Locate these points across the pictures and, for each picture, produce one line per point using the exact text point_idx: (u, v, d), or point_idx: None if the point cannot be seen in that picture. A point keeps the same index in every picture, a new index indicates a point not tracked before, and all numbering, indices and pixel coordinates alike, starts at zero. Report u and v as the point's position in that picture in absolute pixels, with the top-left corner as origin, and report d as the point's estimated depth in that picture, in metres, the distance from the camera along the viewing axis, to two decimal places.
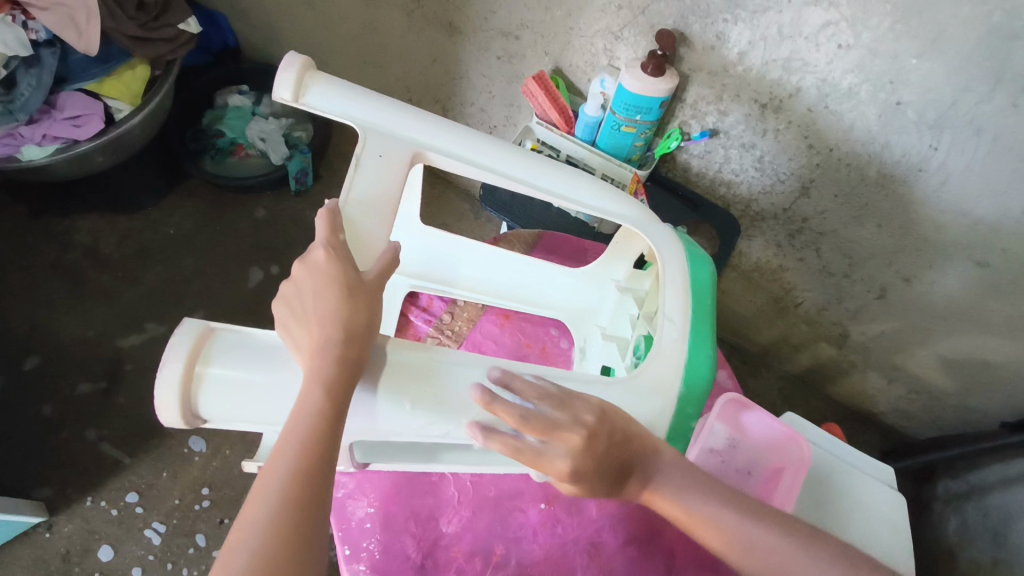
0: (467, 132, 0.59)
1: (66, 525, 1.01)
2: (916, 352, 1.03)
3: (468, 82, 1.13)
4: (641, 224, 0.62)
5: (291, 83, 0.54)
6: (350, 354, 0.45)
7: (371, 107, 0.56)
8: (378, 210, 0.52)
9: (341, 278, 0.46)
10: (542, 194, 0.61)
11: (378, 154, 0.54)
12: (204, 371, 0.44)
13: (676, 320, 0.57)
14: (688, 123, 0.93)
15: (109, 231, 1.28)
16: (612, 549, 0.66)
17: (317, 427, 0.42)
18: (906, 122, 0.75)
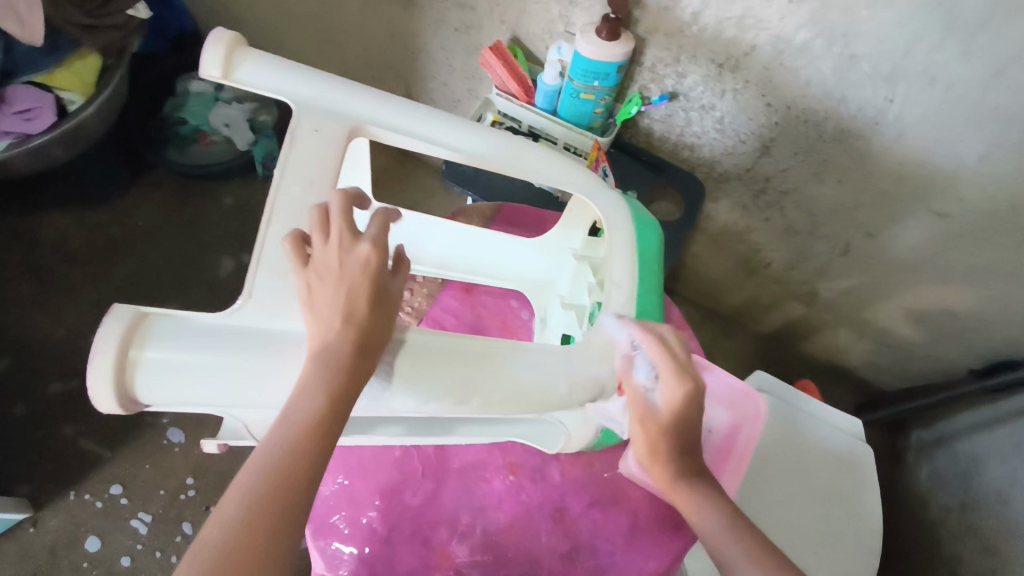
0: (412, 104, 0.58)
1: (52, 519, 1.02)
2: (883, 306, 1.05)
3: (428, 56, 1.11)
4: (588, 191, 0.63)
5: (218, 59, 0.52)
6: (361, 363, 0.44)
7: (307, 82, 0.55)
8: (316, 187, 0.51)
9: (376, 280, 0.45)
10: (490, 165, 0.61)
11: (314, 129, 0.53)
12: (139, 356, 0.42)
13: (624, 286, 0.59)
14: (648, 87, 0.92)
15: (77, 225, 1.26)
16: (576, 514, 0.66)
17: (312, 429, 0.42)
18: (861, 75, 0.74)
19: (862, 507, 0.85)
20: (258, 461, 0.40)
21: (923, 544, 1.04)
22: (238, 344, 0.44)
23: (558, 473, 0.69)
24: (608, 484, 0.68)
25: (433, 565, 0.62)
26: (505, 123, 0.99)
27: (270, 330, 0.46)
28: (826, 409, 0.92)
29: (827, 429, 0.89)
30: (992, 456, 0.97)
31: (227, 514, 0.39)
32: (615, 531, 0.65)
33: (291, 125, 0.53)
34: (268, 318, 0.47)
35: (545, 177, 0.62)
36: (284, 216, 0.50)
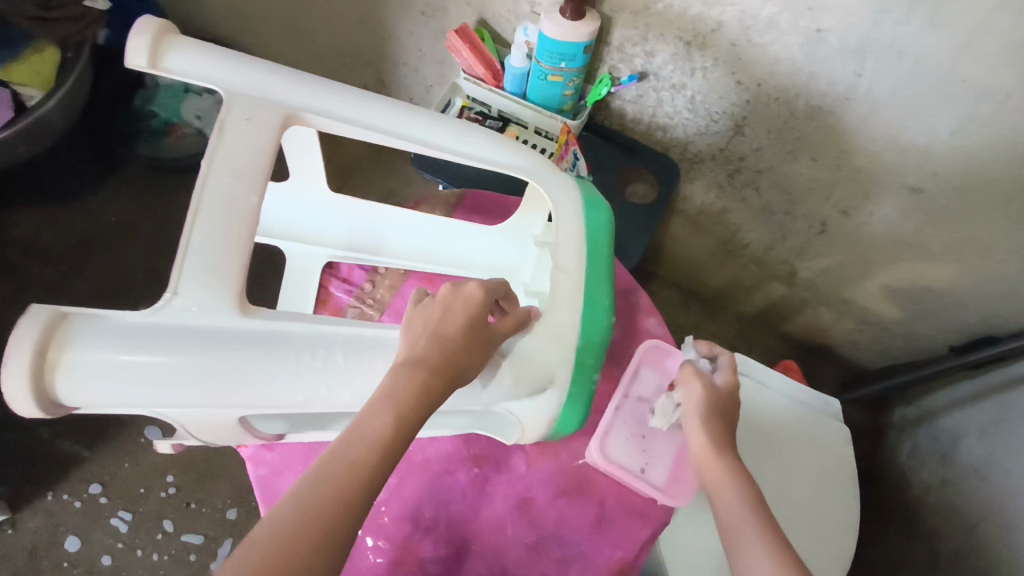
0: (352, 90, 0.57)
1: (32, 520, 1.01)
2: (863, 284, 1.04)
3: (396, 41, 1.09)
4: (537, 174, 0.63)
5: (144, 48, 0.51)
6: (439, 387, 0.47)
7: (238, 69, 0.53)
8: (247, 177, 0.49)
9: (475, 316, 0.51)
10: (437, 150, 0.59)
11: (244, 117, 0.51)
12: (60, 358, 0.41)
13: (569, 271, 0.62)
14: (617, 68, 0.90)
15: (49, 224, 1.23)
16: (543, 503, 0.66)
17: (378, 449, 0.44)
18: (828, 49, 0.73)
19: (839, 490, 0.86)
20: (334, 456, 0.43)
21: (907, 522, 1.04)
22: (163, 341, 0.43)
23: (523, 464, 0.68)
24: (576, 473, 0.68)
25: (395, 561, 0.62)
26: (474, 109, 0.97)
27: (198, 327, 0.45)
28: (805, 391, 0.91)
29: (805, 412, 0.89)
30: (970, 432, 0.97)
31: (291, 508, 0.41)
32: (582, 520, 0.65)
33: (220, 114, 0.51)
34: (196, 315, 0.45)
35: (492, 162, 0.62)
36: (213, 208, 0.47)
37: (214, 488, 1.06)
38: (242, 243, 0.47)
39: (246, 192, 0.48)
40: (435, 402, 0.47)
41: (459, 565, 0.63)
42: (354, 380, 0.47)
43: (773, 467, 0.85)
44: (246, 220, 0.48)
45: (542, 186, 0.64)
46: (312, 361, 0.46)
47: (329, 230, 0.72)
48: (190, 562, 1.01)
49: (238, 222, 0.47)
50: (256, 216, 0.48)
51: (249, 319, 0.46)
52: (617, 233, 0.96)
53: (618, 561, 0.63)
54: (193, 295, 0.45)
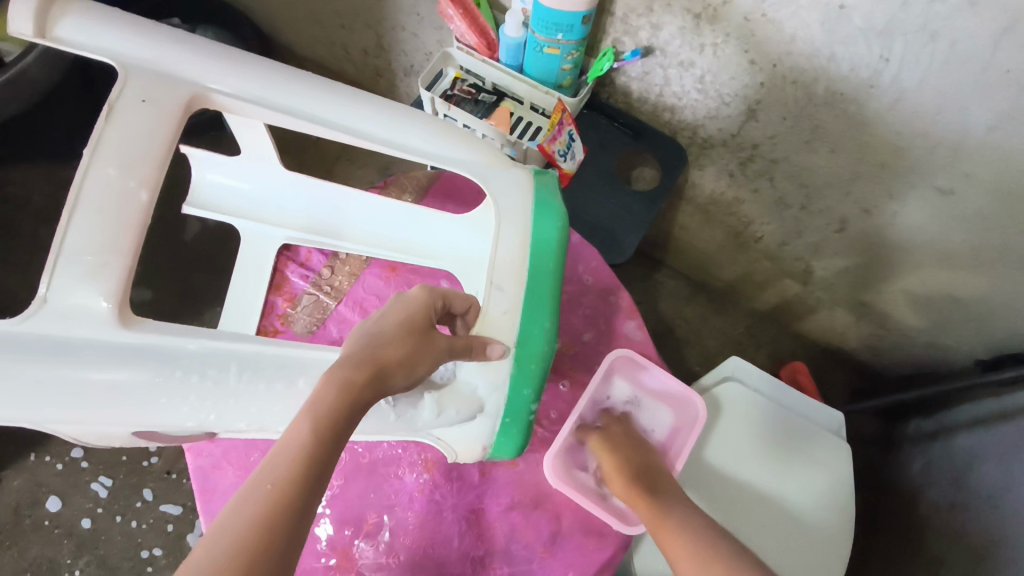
0: (266, 68, 0.57)
1: (16, 479, 1.02)
2: (884, 289, 0.95)
3: (394, 4, 1.02)
4: (477, 171, 0.62)
5: (29, 15, 0.51)
6: (361, 381, 0.46)
7: (138, 44, 0.54)
8: (138, 164, 0.49)
9: (417, 317, 0.52)
10: (360, 138, 0.58)
11: (139, 98, 0.51)
12: None
13: (505, 289, 0.59)
14: (621, 41, 0.82)
15: (44, 182, 1.21)
16: (493, 516, 0.69)
17: (296, 461, 0.41)
18: (851, 29, 0.64)
19: (824, 515, 0.79)
20: (254, 484, 0.40)
21: (905, 540, 0.98)
22: (35, 355, 0.46)
23: (474, 473, 0.71)
24: (530, 487, 0.70)
25: (336, 565, 0.66)
26: (467, 81, 0.91)
27: (69, 339, 0.46)
28: (807, 402, 0.85)
29: (803, 428, 0.82)
30: (986, 453, 0.90)
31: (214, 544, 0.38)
32: (535, 535, 0.68)
33: (112, 94, 0.51)
34: (63, 324, 0.45)
35: (422, 152, 0.60)
36: (90, 205, 0.47)
37: None
38: (125, 242, 0.47)
39: (134, 185, 0.48)
40: (358, 395, 0.45)
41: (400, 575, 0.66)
42: (247, 406, 0.51)
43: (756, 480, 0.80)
44: (132, 216, 0.48)
45: (484, 183, 0.63)
46: (201, 381, 0.50)
47: (289, 208, 0.68)
48: (167, 532, 1.02)
49: (121, 216, 0.47)
50: (144, 213, 0.48)
51: (128, 331, 0.47)
52: (613, 222, 0.90)
53: None
54: (63, 307, 0.45)
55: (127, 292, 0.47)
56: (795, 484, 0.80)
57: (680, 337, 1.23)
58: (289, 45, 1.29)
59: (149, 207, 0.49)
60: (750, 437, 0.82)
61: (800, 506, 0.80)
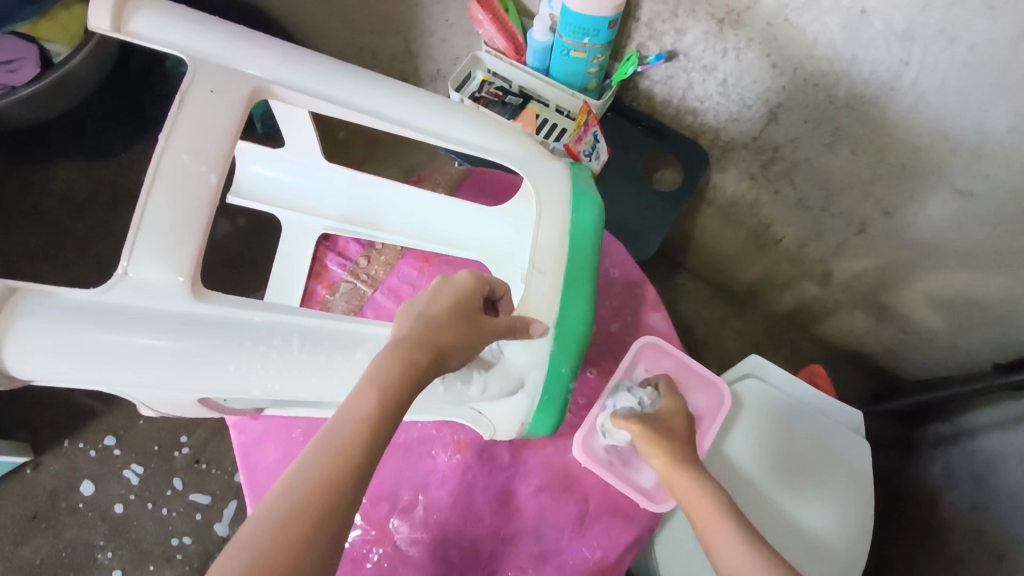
0: (323, 63, 0.60)
1: (53, 464, 1.06)
2: (903, 290, 0.96)
3: (424, 11, 1.07)
4: (519, 162, 0.65)
5: (108, 11, 0.53)
6: (421, 357, 0.48)
7: (206, 39, 0.56)
8: (206, 150, 0.52)
9: (467, 300, 0.53)
10: (409, 130, 0.62)
11: (207, 89, 0.54)
12: (12, 330, 0.46)
13: (546, 273, 0.62)
14: (646, 45, 0.85)
15: (84, 177, 1.27)
16: (522, 497, 0.71)
17: (363, 428, 0.43)
18: (873, 33, 0.66)
19: (826, 534, 0.79)
20: (321, 446, 0.42)
21: (925, 543, 0.98)
22: (112, 322, 0.48)
23: (506, 453, 0.73)
24: (560, 468, 0.72)
25: (373, 538, 0.68)
26: (495, 84, 0.93)
27: (144, 310, 0.48)
28: (826, 403, 0.86)
29: (816, 440, 0.83)
30: (1004, 455, 0.90)
31: (278, 503, 0.40)
32: (564, 517, 0.70)
33: (184, 85, 0.54)
34: (140, 296, 0.48)
35: (466, 145, 0.63)
36: (167, 185, 0.50)
37: (225, 448, 1.08)
38: (198, 220, 0.50)
39: (205, 169, 0.51)
40: (418, 372, 0.47)
41: (434, 550, 0.69)
42: (307, 376, 0.53)
43: (764, 485, 0.81)
44: (203, 198, 0.50)
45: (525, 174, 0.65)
46: (268, 351, 0.52)
47: (327, 200, 0.71)
48: (196, 520, 1.04)
49: (194, 197, 0.50)
50: (213, 195, 0.51)
51: (199, 303, 0.50)
52: (636, 220, 0.92)
53: (597, 561, 0.68)
54: (141, 278, 0.48)
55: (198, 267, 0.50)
56: (807, 486, 0.81)
57: (699, 338, 1.25)
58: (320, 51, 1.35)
59: (218, 189, 0.52)
60: (764, 442, 0.83)
61: (814, 502, 0.80)
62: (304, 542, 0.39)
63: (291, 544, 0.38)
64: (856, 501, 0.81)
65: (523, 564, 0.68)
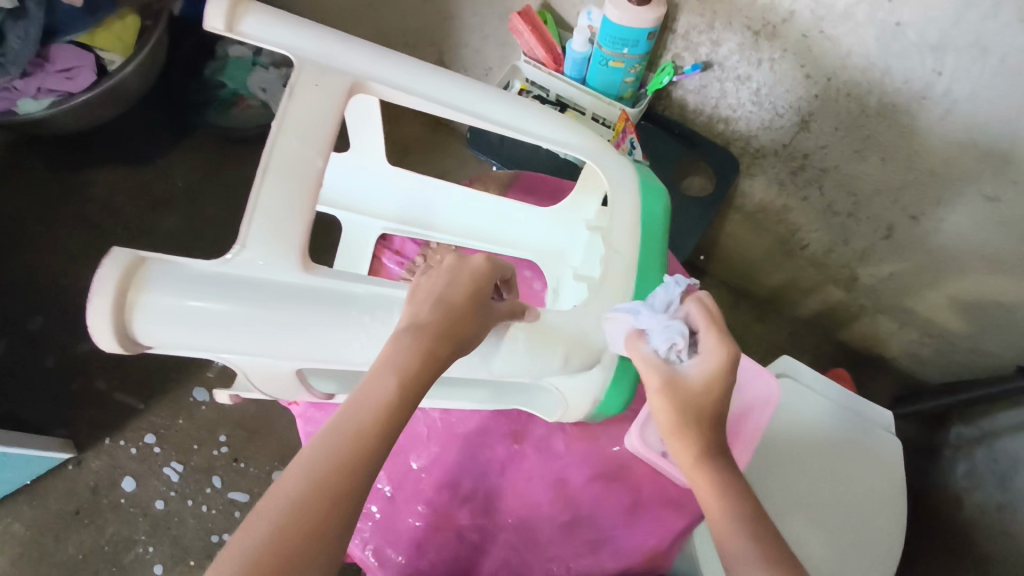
0: (419, 63, 0.59)
1: (94, 461, 1.10)
2: (927, 294, 0.99)
3: (460, 23, 1.10)
4: (596, 155, 0.65)
5: (222, 10, 0.52)
6: (437, 348, 0.45)
7: (310, 36, 0.55)
8: (314, 140, 0.51)
9: (480, 284, 0.49)
10: (495, 125, 0.61)
11: (314, 83, 0.53)
12: (138, 299, 0.44)
13: (623, 253, 0.64)
14: (681, 56, 0.88)
15: (123, 181, 1.31)
16: (577, 486, 0.68)
17: (379, 419, 0.42)
18: (906, 44, 0.70)
19: (846, 537, 0.81)
20: (334, 430, 0.42)
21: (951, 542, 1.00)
22: (233, 292, 0.46)
23: (561, 444, 0.71)
24: (615, 459, 0.70)
25: (433, 526, 0.65)
26: (532, 92, 0.97)
27: (262, 280, 0.47)
28: (857, 403, 0.88)
29: (846, 446, 0.84)
30: None
31: (292, 485, 0.40)
32: (617, 505, 0.67)
33: (290, 79, 0.53)
34: (260, 269, 0.48)
35: (548, 138, 0.63)
36: (280, 171, 0.50)
37: (262, 447, 1.12)
38: (307, 203, 0.50)
39: (314, 155, 0.51)
40: (436, 362, 0.45)
41: (489, 540, 0.65)
42: None
43: (793, 486, 0.82)
44: (312, 185, 0.50)
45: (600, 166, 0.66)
46: (371, 321, 0.50)
47: (382, 201, 0.74)
48: (235, 517, 1.07)
49: (304, 182, 0.50)
50: (319, 179, 0.51)
51: (311, 275, 0.49)
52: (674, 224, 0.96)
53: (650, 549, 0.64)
54: (260, 249, 0.48)
55: (307, 245, 0.49)
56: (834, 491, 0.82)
57: None
58: None
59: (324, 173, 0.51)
60: (795, 444, 0.85)
61: (852, 505, 0.82)
62: (315, 526, 0.39)
63: (304, 525, 0.39)
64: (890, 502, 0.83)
65: (579, 557, 0.64)
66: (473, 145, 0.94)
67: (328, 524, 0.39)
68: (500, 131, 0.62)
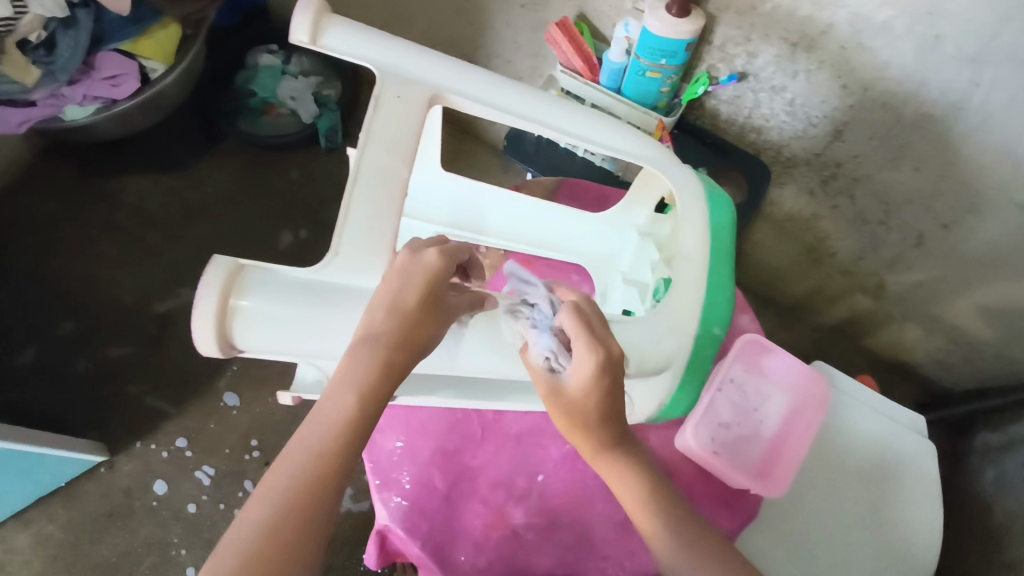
0: (491, 75, 0.61)
1: (127, 464, 1.11)
2: (955, 302, 1.01)
3: (493, 33, 1.13)
4: (662, 165, 0.65)
5: (309, 24, 0.54)
6: (394, 358, 0.44)
7: (391, 50, 0.57)
8: (398, 149, 0.54)
9: (433, 285, 0.47)
10: (561, 134, 0.63)
11: (396, 95, 0.56)
12: (237, 304, 0.46)
13: (693, 261, 0.62)
14: (716, 67, 0.90)
15: (153, 189, 1.33)
16: None
17: (344, 433, 0.42)
18: (944, 56, 0.71)
19: (891, 544, 0.77)
20: (300, 450, 0.41)
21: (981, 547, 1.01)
22: (326, 296, 0.48)
23: None
24: None
25: (491, 524, 0.64)
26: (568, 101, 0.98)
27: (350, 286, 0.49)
28: (891, 406, 0.85)
29: (883, 451, 0.81)
30: None
31: (263, 514, 0.39)
32: None
33: (374, 90, 0.56)
34: (351, 276, 0.50)
35: (611, 148, 0.64)
36: (368, 178, 0.52)
37: None
38: (393, 209, 0.52)
39: (398, 162, 0.53)
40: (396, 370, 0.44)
41: (549, 537, 0.65)
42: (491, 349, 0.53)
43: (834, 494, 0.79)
44: (397, 190, 0.53)
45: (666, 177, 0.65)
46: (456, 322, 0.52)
47: (434, 206, 0.76)
48: None
49: (390, 189, 0.53)
50: (403, 186, 0.53)
51: None
52: None
53: None
54: (350, 257, 0.50)
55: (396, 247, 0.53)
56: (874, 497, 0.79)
57: None
58: None
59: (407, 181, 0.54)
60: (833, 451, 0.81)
61: (887, 517, 0.78)
62: (287, 547, 0.38)
63: (277, 550, 0.38)
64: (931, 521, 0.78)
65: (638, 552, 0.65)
66: (509, 152, 0.96)
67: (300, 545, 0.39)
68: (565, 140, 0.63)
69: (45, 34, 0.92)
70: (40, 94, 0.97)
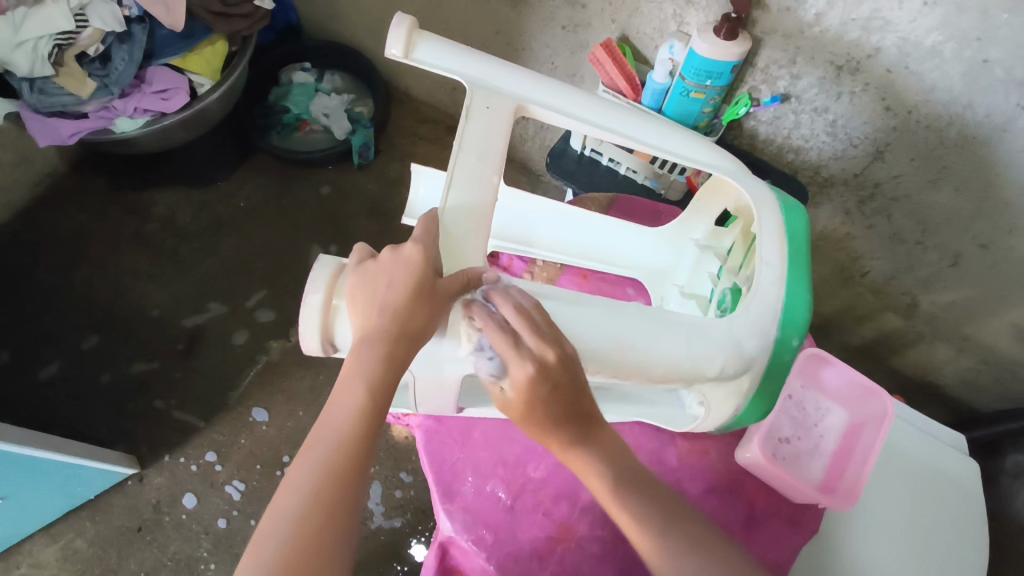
0: (567, 86, 0.63)
1: (157, 477, 1.10)
2: (989, 322, 1.01)
3: (532, 53, 1.16)
4: (733, 173, 0.64)
5: (402, 37, 0.57)
6: (397, 350, 0.47)
7: (477, 62, 0.59)
8: (490, 156, 0.55)
9: (417, 277, 0.48)
10: (634, 144, 0.64)
11: (486, 106, 0.58)
12: (338, 303, 0.51)
13: (773, 264, 0.59)
14: (758, 88, 0.92)
15: (185, 202, 1.34)
16: (695, 497, 0.72)
17: (362, 417, 0.46)
18: (992, 80, 0.73)
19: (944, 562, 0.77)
20: (319, 440, 0.45)
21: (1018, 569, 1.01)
22: None
23: (675, 458, 0.74)
24: (724, 473, 0.74)
25: (555, 536, 0.64)
26: None
27: None
28: (930, 423, 0.87)
29: (929, 467, 0.81)
30: None
31: (300, 494, 0.43)
32: (733, 516, 0.72)
33: (464, 102, 0.58)
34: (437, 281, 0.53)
35: (679, 156, 0.65)
36: (461, 186, 0.54)
37: None
38: (488, 214, 0.54)
39: (490, 170, 0.55)
40: (396, 363, 0.47)
41: (616, 548, 0.64)
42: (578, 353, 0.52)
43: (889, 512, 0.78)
44: (490, 197, 0.54)
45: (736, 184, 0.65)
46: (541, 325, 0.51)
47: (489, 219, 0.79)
48: None
49: (483, 195, 0.54)
50: (494, 195, 0.54)
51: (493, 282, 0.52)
52: None
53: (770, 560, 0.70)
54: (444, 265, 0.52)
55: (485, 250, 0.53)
56: (925, 514, 0.79)
57: None
58: (411, 89, 1.45)
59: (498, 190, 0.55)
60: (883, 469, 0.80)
61: (937, 534, 0.78)
62: (324, 522, 0.42)
63: (315, 520, 0.42)
64: (959, 556, 0.77)
65: None
66: (551, 171, 0.97)
67: (333, 517, 0.43)
68: (632, 147, 0.64)
69: (101, 47, 0.98)
70: (92, 105, 1.02)
